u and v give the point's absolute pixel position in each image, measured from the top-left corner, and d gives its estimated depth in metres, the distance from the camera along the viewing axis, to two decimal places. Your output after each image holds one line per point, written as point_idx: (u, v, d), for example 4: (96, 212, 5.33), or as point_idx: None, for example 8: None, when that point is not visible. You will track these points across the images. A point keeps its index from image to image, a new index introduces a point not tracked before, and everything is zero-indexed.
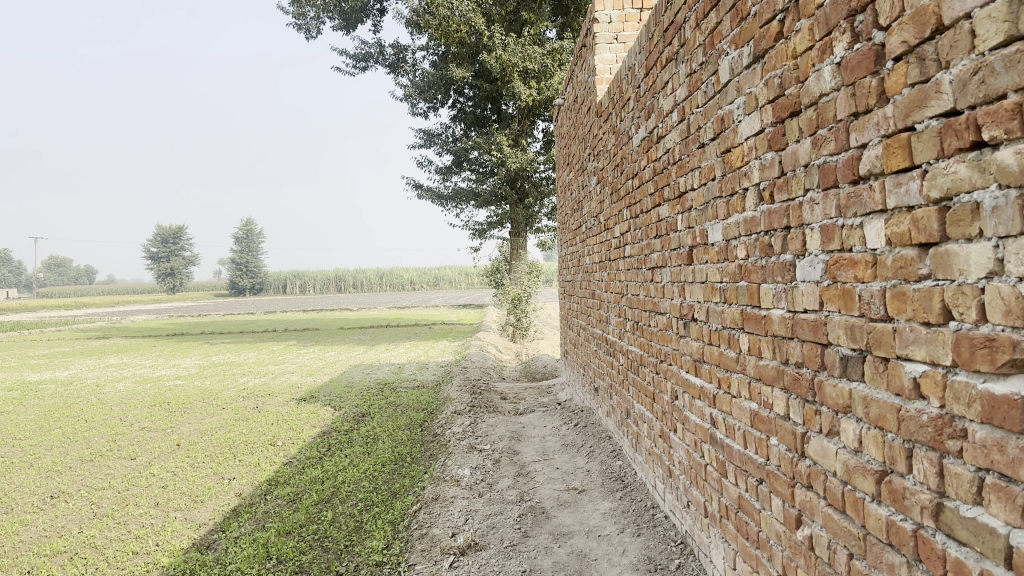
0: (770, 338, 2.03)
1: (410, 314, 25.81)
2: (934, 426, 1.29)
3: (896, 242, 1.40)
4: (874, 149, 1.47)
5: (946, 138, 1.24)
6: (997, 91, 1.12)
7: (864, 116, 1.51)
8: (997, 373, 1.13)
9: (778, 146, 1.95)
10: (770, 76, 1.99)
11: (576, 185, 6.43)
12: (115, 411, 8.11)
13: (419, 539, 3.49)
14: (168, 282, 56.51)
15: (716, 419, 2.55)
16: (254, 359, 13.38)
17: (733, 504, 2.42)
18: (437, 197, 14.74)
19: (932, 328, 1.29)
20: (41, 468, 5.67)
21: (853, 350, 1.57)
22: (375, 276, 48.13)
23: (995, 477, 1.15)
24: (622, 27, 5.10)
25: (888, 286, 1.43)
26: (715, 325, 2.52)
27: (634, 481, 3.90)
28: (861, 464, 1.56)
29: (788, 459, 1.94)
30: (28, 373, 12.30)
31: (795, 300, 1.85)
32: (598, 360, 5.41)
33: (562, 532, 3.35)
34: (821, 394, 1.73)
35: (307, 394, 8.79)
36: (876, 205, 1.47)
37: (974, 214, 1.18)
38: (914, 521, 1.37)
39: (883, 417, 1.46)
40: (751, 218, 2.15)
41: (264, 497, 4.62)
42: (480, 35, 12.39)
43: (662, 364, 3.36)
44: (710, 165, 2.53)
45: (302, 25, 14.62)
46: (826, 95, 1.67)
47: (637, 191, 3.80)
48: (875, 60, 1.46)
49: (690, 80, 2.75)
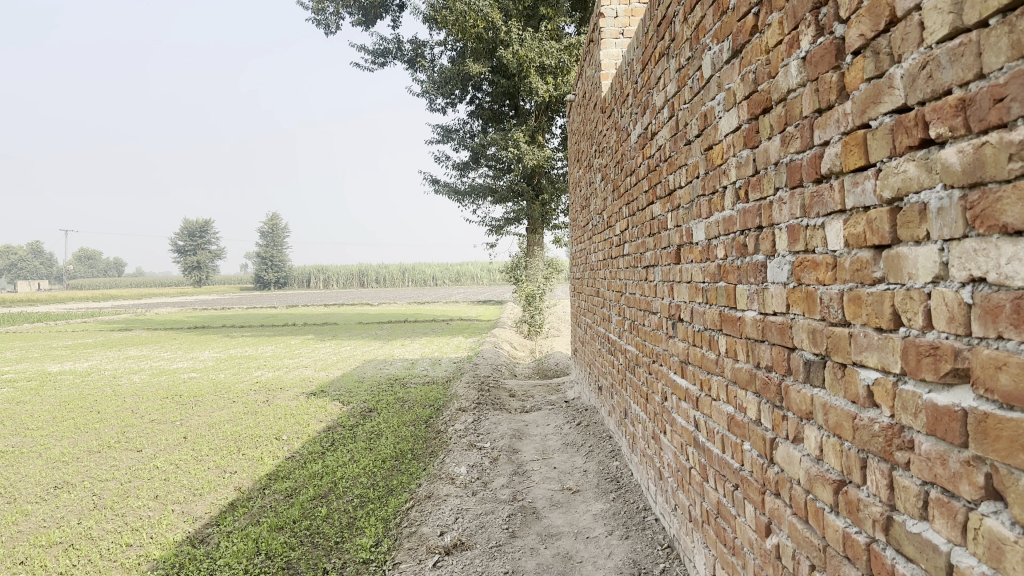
0: (744, 340, 1.97)
1: (428, 309, 25.90)
2: (884, 437, 1.24)
3: (853, 243, 1.35)
4: (834, 147, 1.41)
5: (898, 136, 1.18)
6: (942, 86, 1.06)
7: (827, 112, 1.45)
8: (940, 383, 1.08)
9: (752, 143, 1.89)
10: (746, 71, 1.93)
11: (584, 182, 6.36)
12: (127, 403, 8.19)
13: (407, 538, 3.48)
14: (193, 276, 56.98)
15: (699, 422, 2.49)
16: (270, 352, 13.46)
17: (713, 509, 2.37)
18: (454, 192, 14.73)
19: (883, 334, 1.24)
20: (49, 458, 5.73)
21: (815, 354, 1.52)
22: (397, 271, 48.33)
23: (939, 492, 1.09)
24: (628, 22, 5.05)
25: (845, 290, 1.37)
26: (699, 326, 2.47)
27: (628, 483, 3.85)
28: (821, 474, 1.51)
29: (759, 466, 1.89)
30: (49, 364, 12.48)
31: (766, 302, 1.79)
32: (602, 359, 5.36)
33: (550, 534, 3.32)
34: (787, 399, 1.67)
35: (318, 388, 8.82)
36: (836, 205, 1.42)
37: (922, 215, 1.13)
38: (867, 533, 1.32)
39: (840, 425, 1.41)
40: (729, 217, 2.09)
41: (263, 492, 4.63)
42: (498, 30, 12.34)
43: (653, 364, 3.31)
44: (695, 162, 2.47)
45: (321, 20, 14.65)
46: (794, 90, 1.61)
47: (634, 188, 3.73)
48: (837, 54, 1.40)
49: (678, 75, 2.70)
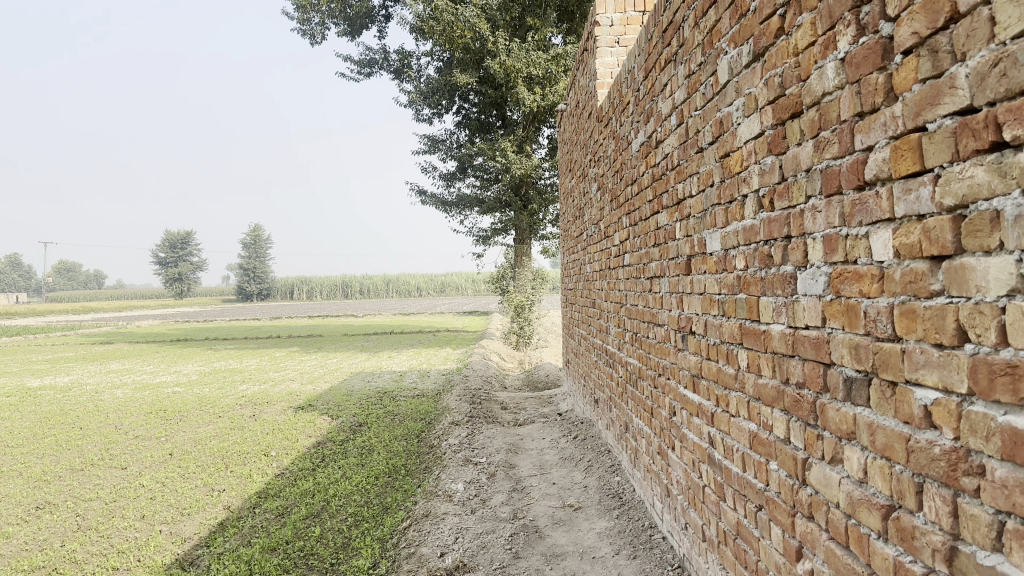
0: (769, 354, 1.89)
1: (413, 321, 25.68)
2: (947, 460, 1.16)
3: (904, 254, 1.27)
4: (881, 151, 1.34)
5: (962, 139, 1.10)
6: (1019, 84, 0.99)
7: (870, 116, 1.38)
8: (1019, 405, 1.00)
9: (778, 149, 1.81)
10: (771, 74, 1.86)
11: (578, 192, 6.28)
12: (111, 418, 8.00)
13: (406, 559, 3.36)
14: (174, 288, 56.38)
15: (714, 438, 2.41)
16: (255, 365, 13.25)
17: (731, 529, 2.28)
18: (441, 203, 14.65)
19: (945, 350, 1.16)
20: (29, 478, 5.55)
21: (858, 371, 1.44)
22: (382, 283, 48.23)
23: (1017, 523, 1.01)
24: (624, 30, 4.97)
25: (896, 303, 1.30)
26: (714, 340, 2.38)
27: (632, 499, 3.76)
28: (867, 497, 1.42)
29: (788, 487, 1.80)
30: (28, 379, 12.21)
31: (796, 315, 1.71)
32: (598, 371, 5.28)
33: (554, 554, 3.21)
34: (823, 417, 1.59)
35: (306, 402, 8.66)
36: (883, 213, 1.34)
37: (993, 225, 1.05)
38: (924, 563, 1.24)
39: (890, 447, 1.33)
40: (751, 226, 2.01)
41: (253, 511, 4.49)
42: (485, 41, 12.29)
43: (660, 378, 3.22)
44: (709, 170, 2.39)
45: (307, 30, 14.55)
46: (829, 93, 1.54)
47: (637, 198, 3.66)
48: (883, 53, 1.33)
49: (688, 81, 2.62)
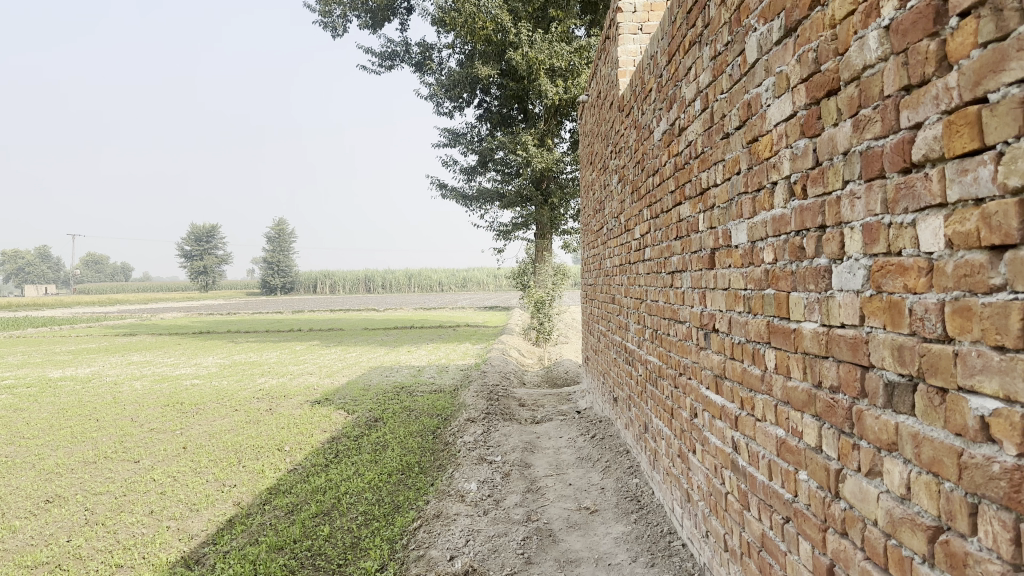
0: (799, 355, 1.74)
1: (435, 315, 25.51)
2: (1008, 480, 1.01)
3: (958, 244, 1.12)
4: (932, 128, 1.19)
5: None
6: None
7: (918, 88, 1.23)
8: None
9: (812, 131, 1.66)
10: (804, 50, 1.70)
11: (598, 185, 6.13)
12: (127, 411, 7.97)
13: (415, 562, 3.23)
14: (200, 279, 57.18)
15: (738, 443, 2.26)
16: (275, 359, 13.20)
17: (755, 541, 2.13)
18: (461, 197, 14.58)
19: (1007, 354, 1.01)
20: (41, 470, 5.51)
21: (901, 375, 1.29)
22: (404, 278, 48.36)
23: None
24: (647, 17, 4.82)
25: (946, 299, 1.15)
26: (739, 339, 2.23)
27: (651, 503, 3.61)
28: (909, 516, 1.28)
29: (819, 499, 1.65)
30: (50, 370, 12.27)
31: (831, 312, 1.56)
32: (617, 368, 5.14)
33: (568, 560, 3.08)
34: (861, 427, 1.44)
35: (323, 396, 8.60)
36: (932, 198, 1.19)
37: None
38: None
39: (938, 462, 1.18)
40: (781, 216, 1.86)
41: (263, 507, 4.41)
42: (507, 32, 12.16)
43: (681, 378, 3.07)
44: (735, 157, 2.24)
45: (328, 23, 14.49)
46: (871, 66, 1.38)
47: (658, 189, 3.51)
48: (935, 18, 1.17)
49: (714, 63, 2.47)
